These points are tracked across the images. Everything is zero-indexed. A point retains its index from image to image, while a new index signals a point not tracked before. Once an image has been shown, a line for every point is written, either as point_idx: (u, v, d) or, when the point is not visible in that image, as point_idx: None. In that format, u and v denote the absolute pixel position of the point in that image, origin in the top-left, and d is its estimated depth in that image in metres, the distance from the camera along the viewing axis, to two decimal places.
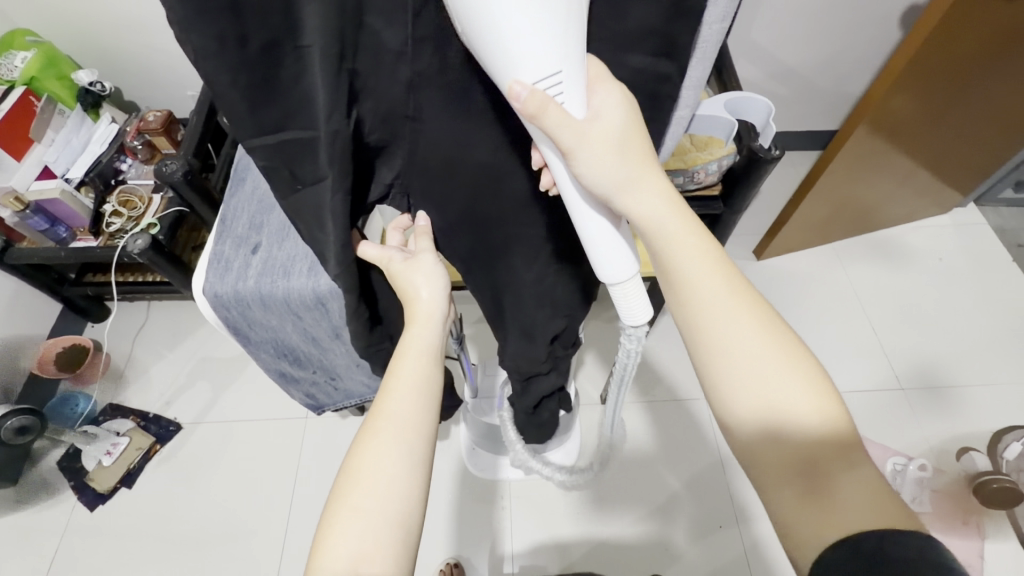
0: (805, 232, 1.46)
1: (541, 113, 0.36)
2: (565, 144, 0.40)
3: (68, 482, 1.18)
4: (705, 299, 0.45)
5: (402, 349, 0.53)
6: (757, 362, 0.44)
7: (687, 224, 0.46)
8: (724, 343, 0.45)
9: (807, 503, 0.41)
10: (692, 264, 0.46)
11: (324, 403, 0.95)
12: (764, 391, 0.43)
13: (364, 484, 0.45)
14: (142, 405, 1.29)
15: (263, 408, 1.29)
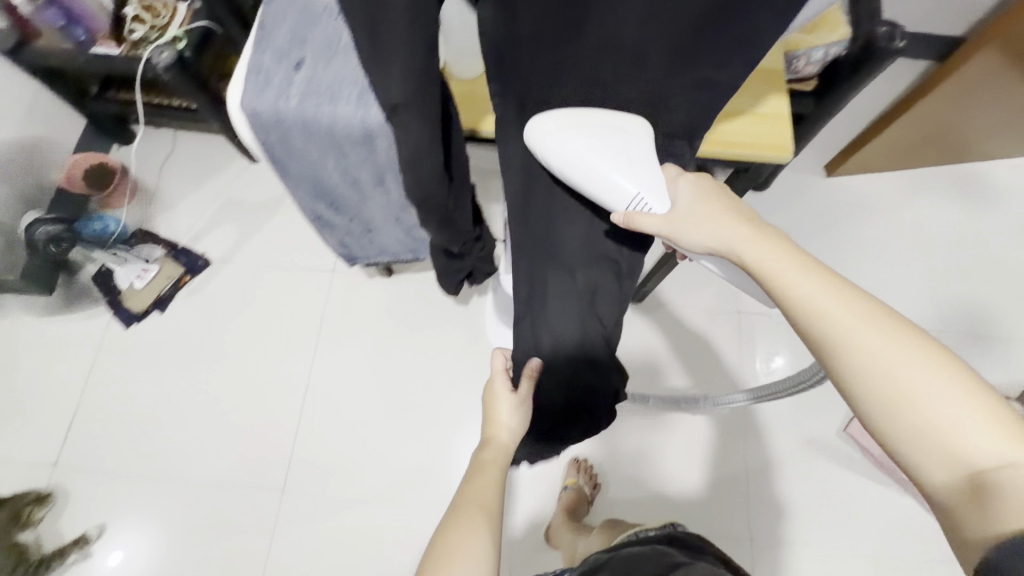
0: (885, 155, 1.32)
1: (636, 217, 0.57)
2: (664, 231, 0.57)
3: (102, 298, 1.21)
4: (824, 308, 0.47)
5: (477, 461, 0.66)
6: (892, 353, 0.44)
7: (778, 240, 0.51)
8: (850, 341, 0.45)
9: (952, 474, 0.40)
10: (790, 272, 0.49)
11: (357, 256, 0.93)
12: (900, 383, 0.43)
13: (454, 566, 0.55)
14: (172, 236, 1.28)
15: (291, 256, 1.27)
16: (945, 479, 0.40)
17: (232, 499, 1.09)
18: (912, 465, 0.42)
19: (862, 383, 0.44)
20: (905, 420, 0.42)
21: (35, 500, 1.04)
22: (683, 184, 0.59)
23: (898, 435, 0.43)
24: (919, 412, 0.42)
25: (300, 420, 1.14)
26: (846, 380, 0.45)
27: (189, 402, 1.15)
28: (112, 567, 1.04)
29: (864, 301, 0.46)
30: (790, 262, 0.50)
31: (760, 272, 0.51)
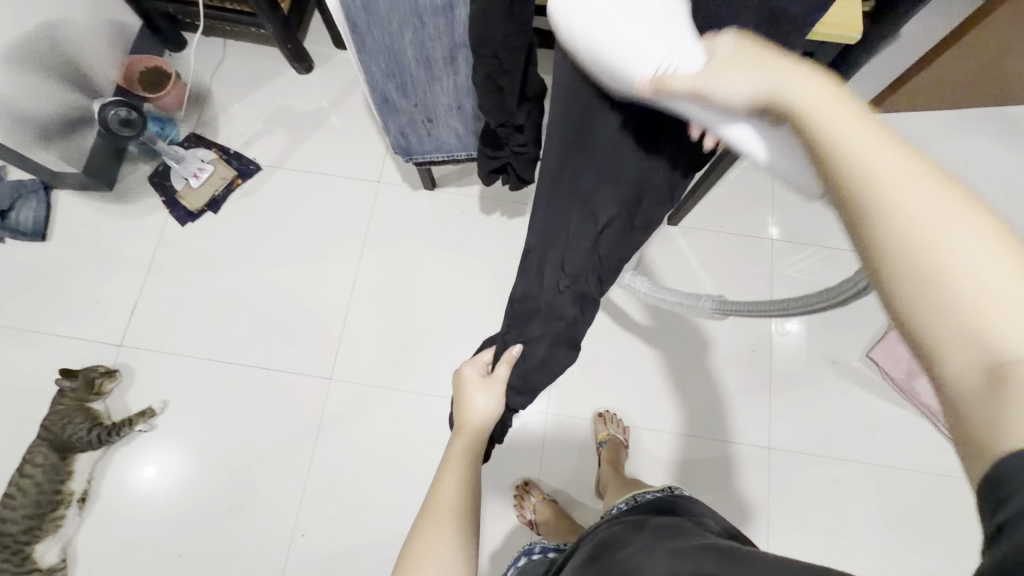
0: (931, 91, 1.30)
1: (663, 82, 0.45)
2: (693, 91, 0.43)
3: (160, 196, 1.27)
4: (858, 151, 0.32)
5: (452, 451, 0.65)
6: (945, 208, 0.29)
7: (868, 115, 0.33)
8: (886, 188, 0.30)
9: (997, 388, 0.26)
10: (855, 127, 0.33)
11: (413, 152, 0.96)
12: (928, 237, 0.29)
13: (426, 558, 0.54)
14: (223, 141, 1.32)
15: (338, 166, 1.31)
16: (963, 374, 0.27)
17: (283, 385, 1.17)
18: (931, 350, 0.28)
19: (891, 242, 0.30)
20: (940, 292, 0.28)
21: (104, 373, 1.12)
22: (726, 39, 0.43)
23: (926, 310, 0.29)
24: (959, 282, 0.28)
25: (346, 318, 1.21)
26: (876, 236, 0.31)
27: (242, 296, 1.22)
28: (176, 436, 1.14)
29: (917, 154, 0.31)
30: (842, 107, 0.34)
31: (802, 119, 0.36)
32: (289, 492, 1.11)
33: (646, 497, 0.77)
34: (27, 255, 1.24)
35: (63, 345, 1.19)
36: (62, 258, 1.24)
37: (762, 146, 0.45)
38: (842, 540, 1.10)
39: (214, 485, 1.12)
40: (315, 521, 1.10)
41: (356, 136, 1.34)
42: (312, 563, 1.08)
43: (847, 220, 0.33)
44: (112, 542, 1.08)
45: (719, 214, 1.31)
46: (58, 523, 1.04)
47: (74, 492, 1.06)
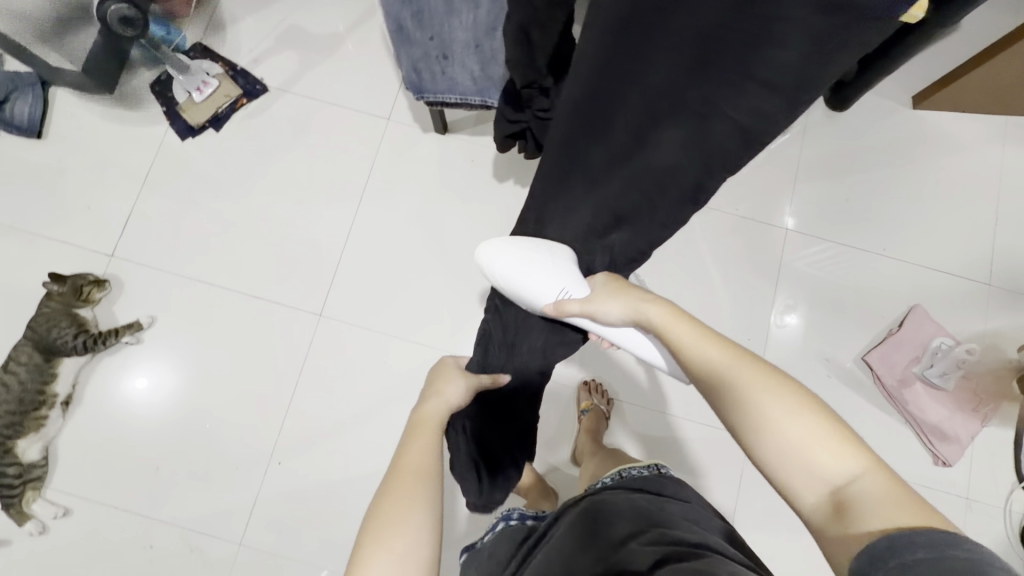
0: (983, 92, 1.21)
1: (567, 308, 0.62)
2: (583, 310, 0.62)
3: (161, 107, 1.22)
4: (705, 358, 0.51)
5: (418, 419, 0.63)
6: (760, 394, 0.47)
7: (702, 329, 0.53)
8: (732, 393, 0.48)
9: (837, 515, 0.41)
10: (690, 339, 0.53)
11: (424, 91, 0.86)
12: (759, 410, 0.46)
13: (398, 528, 0.53)
14: (231, 56, 1.25)
15: (348, 97, 1.25)
16: (813, 500, 0.43)
17: (272, 316, 1.16)
18: (788, 488, 0.45)
19: (737, 422, 0.48)
20: (782, 449, 0.45)
21: (93, 282, 1.11)
22: (603, 275, 0.64)
23: (770, 449, 0.45)
24: (778, 436, 0.45)
25: (341, 256, 1.18)
26: (728, 415, 0.48)
27: (239, 220, 1.19)
28: (161, 353, 1.14)
29: (743, 362, 0.49)
30: (676, 320, 0.55)
31: (661, 331, 0.56)
32: (271, 420, 1.12)
33: (630, 476, 0.77)
34: (21, 151, 1.20)
35: (53, 247, 1.18)
36: (56, 158, 1.21)
37: (658, 354, 0.64)
38: (807, 534, 1.12)
39: (198, 404, 1.13)
40: (293, 451, 1.11)
41: (370, 69, 1.27)
42: (286, 490, 1.10)
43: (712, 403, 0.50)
44: (92, 446, 1.10)
45: (736, 196, 1.26)
46: (41, 422, 1.05)
47: (58, 394, 1.07)
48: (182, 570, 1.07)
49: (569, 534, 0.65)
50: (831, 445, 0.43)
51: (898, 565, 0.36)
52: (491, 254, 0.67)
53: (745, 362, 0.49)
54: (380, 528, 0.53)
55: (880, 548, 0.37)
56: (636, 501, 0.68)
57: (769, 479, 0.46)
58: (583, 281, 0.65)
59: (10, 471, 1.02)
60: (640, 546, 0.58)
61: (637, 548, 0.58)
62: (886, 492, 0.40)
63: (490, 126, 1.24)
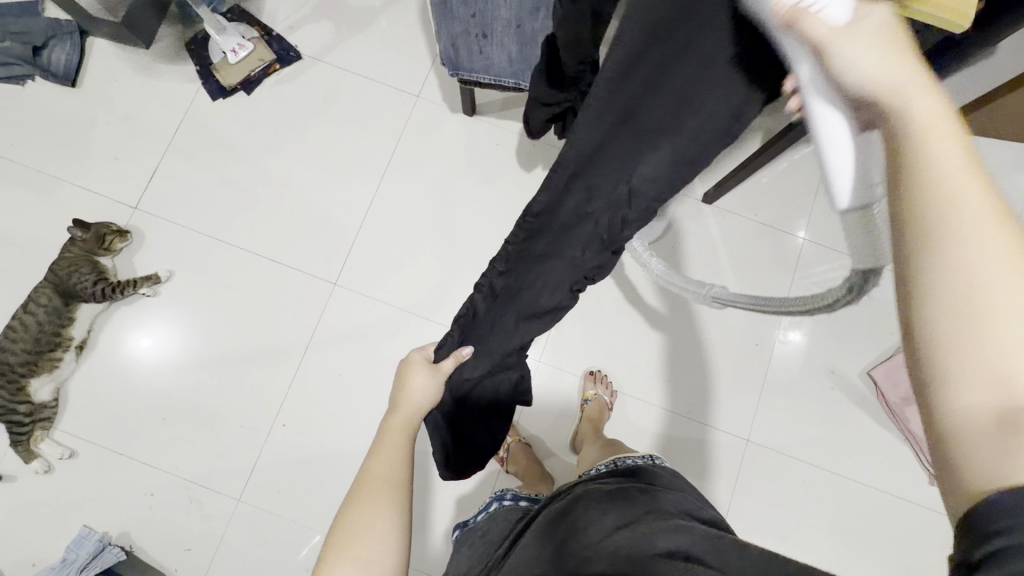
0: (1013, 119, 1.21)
1: (799, 15, 0.34)
2: (812, 48, 0.35)
3: (195, 66, 1.24)
4: (950, 173, 0.28)
5: (387, 427, 0.63)
6: (1009, 266, 0.27)
7: (963, 138, 0.29)
8: (967, 229, 0.28)
9: (1019, 449, 0.26)
10: (943, 141, 0.29)
11: (461, 68, 0.87)
12: (992, 276, 0.27)
13: (361, 535, 0.52)
14: (268, 21, 1.26)
15: (379, 71, 1.26)
16: (971, 407, 0.27)
17: (286, 280, 1.17)
18: (937, 381, 0.28)
19: (938, 277, 0.28)
20: (1006, 340, 0.26)
21: (115, 232, 1.12)
22: (881, 9, 0.34)
23: (967, 335, 0.27)
24: (1001, 333, 0.26)
25: (360, 227, 1.20)
26: (931, 267, 0.28)
27: (263, 184, 1.20)
28: (175, 308, 1.16)
29: (1008, 214, 0.28)
30: (945, 120, 0.30)
31: (897, 123, 0.31)
32: (278, 383, 1.14)
33: (627, 463, 0.75)
34: (55, 97, 1.22)
35: (79, 195, 1.19)
36: (89, 107, 1.22)
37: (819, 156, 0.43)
38: (796, 541, 1.13)
39: (208, 360, 1.14)
40: (298, 414, 1.13)
41: (403, 45, 1.27)
42: (288, 452, 1.12)
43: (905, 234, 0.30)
44: (102, 392, 1.12)
45: (756, 203, 1.26)
46: (54, 364, 1.07)
47: (73, 338, 1.09)
48: (180, 521, 1.09)
49: (558, 519, 0.64)
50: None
51: (1006, 526, 0.25)
52: None
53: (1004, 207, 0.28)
54: (345, 537, 0.52)
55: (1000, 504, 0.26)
56: (628, 487, 0.66)
57: (913, 359, 0.29)
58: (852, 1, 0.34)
59: (21, 409, 1.05)
60: (630, 535, 0.56)
61: (627, 536, 0.56)
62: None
63: (517, 112, 1.25)
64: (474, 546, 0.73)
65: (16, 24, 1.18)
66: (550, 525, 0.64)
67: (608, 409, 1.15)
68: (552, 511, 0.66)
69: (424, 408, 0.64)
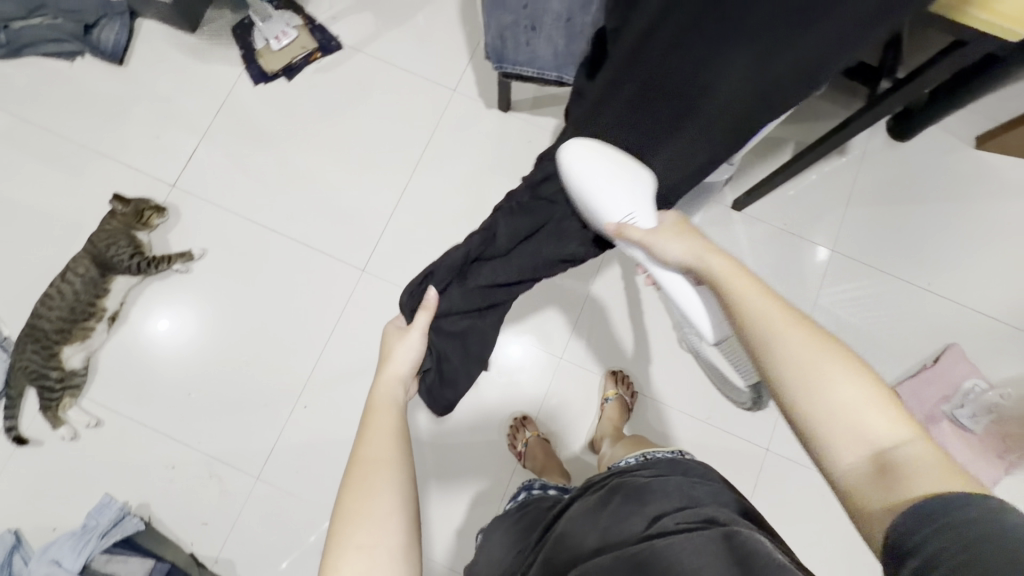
0: None
1: (621, 232, 0.61)
2: (642, 242, 0.61)
3: (239, 50, 1.26)
4: (757, 309, 0.49)
5: (374, 405, 0.61)
6: (809, 349, 0.46)
7: (759, 285, 0.51)
8: (774, 341, 0.47)
9: (875, 479, 0.40)
10: (742, 287, 0.51)
11: (505, 60, 0.90)
12: (807, 362, 0.45)
13: (365, 521, 0.51)
14: (311, 10, 1.29)
15: (417, 64, 1.28)
16: (851, 460, 0.42)
17: (316, 263, 1.19)
18: (826, 448, 0.43)
19: (784, 367, 0.46)
20: (831, 405, 0.43)
21: (154, 208, 1.15)
22: (672, 218, 0.63)
23: (809, 404, 0.44)
24: (824, 393, 0.43)
25: (390, 216, 1.21)
26: (773, 367, 0.46)
27: (298, 168, 1.23)
28: (205, 285, 1.17)
29: (795, 317, 0.48)
30: (736, 273, 0.54)
31: (715, 278, 0.55)
32: (302, 364, 1.15)
33: (656, 457, 0.74)
34: (102, 75, 1.25)
35: (120, 170, 1.22)
36: (134, 86, 1.25)
37: (693, 302, 0.63)
38: (813, 554, 1.12)
39: (235, 338, 1.16)
40: (320, 397, 1.14)
41: (441, 39, 1.29)
42: (308, 433, 1.13)
43: (755, 354, 0.48)
44: (131, 364, 1.14)
45: (785, 211, 1.26)
46: (87, 332, 1.09)
47: (107, 309, 1.11)
48: (199, 495, 1.10)
49: (596, 507, 0.63)
50: (880, 411, 0.42)
51: (914, 542, 0.36)
52: (572, 147, 0.62)
53: (793, 317, 0.48)
54: (346, 524, 0.51)
55: (904, 517, 0.37)
56: (668, 479, 0.64)
57: (795, 430, 0.45)
58: (654, 215, 0.63)
59: (53, 374, 1.07)
60: (673, 524, 0.55)
61: (668, 525, 0.55)
62: (932, 459, 0.39)
63: (551, 109, 1.26)
64: (508, 530, 0.73)
65: None
66: (585, 512, 0.63)
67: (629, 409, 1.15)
68: (589, 499, 0.66)
69: (406, 383, 0.65)
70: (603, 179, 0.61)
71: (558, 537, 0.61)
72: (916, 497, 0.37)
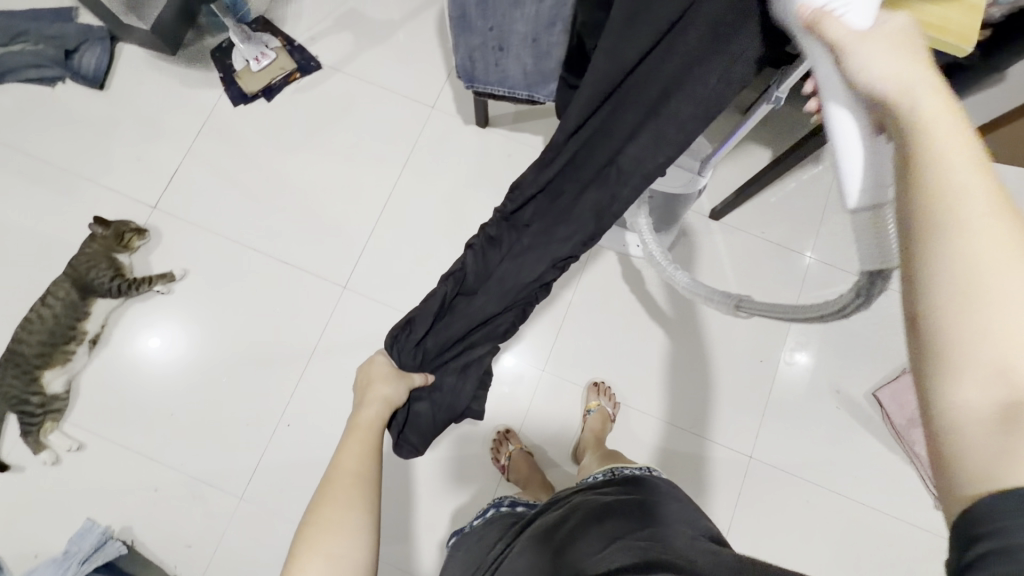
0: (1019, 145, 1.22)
1: (815, 21, 0.41)
2: (833, 47, 0.40)
3: (219, 73, 1.28)
4: (948, 172, 0.31)
5: (356, 426, 0.68)
6: (997, 257, 0.29)
7: (971, 143, 0.32)
8: (965, 221, 0.30)
9: (1006, 438, 0.27)
10: (941, 136, 0.32)
11: (475, 79, 0.92)
12: (988, 267, 0.29)
13: (330, 531, 0.56)
14: (290, 31, 1.30)
15: (396, 82, 1.29)
16: (977, 399, 0.28)
17: (296, 281, 1.20)
18: (944, 377, 0.30)
19: (948, 261, 0.30)
20: (990, 329, 0.28)
21: (134, 230, 1.15)
22: (895, 23, 0.39)
23: (959, 317, 0.29)
24: (995, 314, 0.28)
25: (371, 233, 1.22)
26: (928, 261, 0.31)
27: (279, 186, 1.23)
28: (187, 306, 1.18)
29: (1007, 203, 0.30)
30: (948, 120, 0.33)
31: (907, 121, 0.34)
32: (285, 383, 1.15)
33: (623, 474, 0.76)
34: (82, 99, 1.26)
35: (101, 193, 1.23)
36: (114, 110, 1.26)
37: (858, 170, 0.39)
38: (799, 561, 1.12)
39: (217, 359, 1.16)
40: (303, 415, 1.14)
41: (420, 57, 1.31)
42: (291, 452, 1.13)
43: (908, 238, 0.33)
44: (113, 387, 1.14)
45: (763, 220, 1.28)
46: (68, 356, 1.09)
47: (87, 332, 1.11)
48: (182, 517, 1.10)
49: (555, 528, 0.65)
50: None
51: (998, 520, 0.26)
52: None
53: (998, 203, 0.30)
54: (314, 533, 0.56)
55: (1003, 498, 0.26)
56: (626, 498, 0.66)
57: (917, 339, 0.32)
58: (872, 18, 0.41)
59: (34, 400, 1.07)
60: (625, 543, 0.57)
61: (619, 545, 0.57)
62: None
63: (529, 124, 1.27)
64: (473, 546, 0.75)
65: (50, 30, 1.23)
66: (546, 529, 0.65)
67: (611, 420, 1.15)
68: (551, 517, 0.68)
69: (393, 402, 0.71)
70: None
71: (517, 555, 0.62)
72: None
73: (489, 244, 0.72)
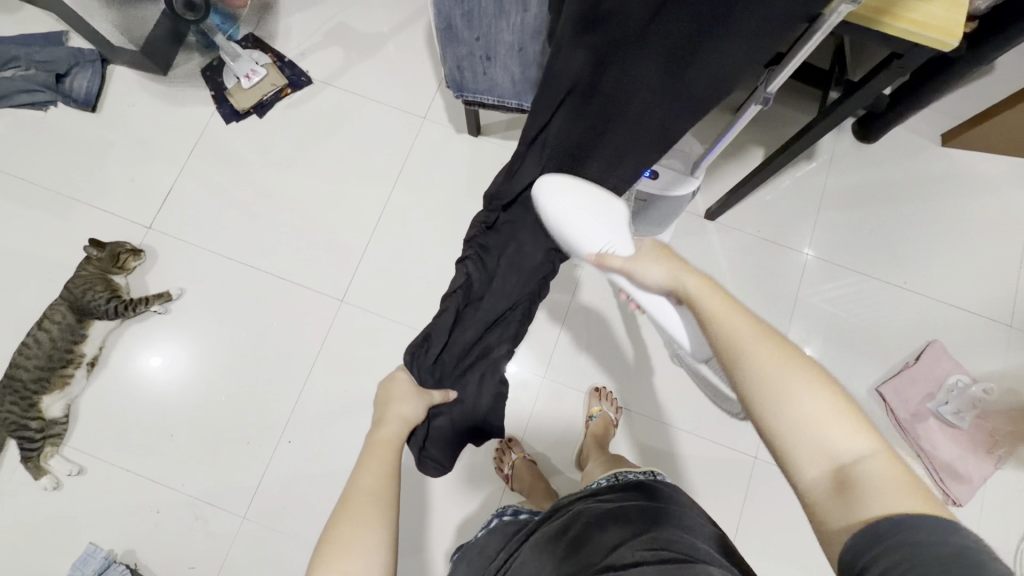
0: (1011, 135, 1.22)
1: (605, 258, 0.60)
2: (624, 267, 0.59)
3: (210, 91, 1.28)
4: (730, 328, 0.47)
5: (373, 441, 0.63)
6: (781, 363, 0.45)
7: (731, 303, 0.49)
8: (750, 362, 0.45)
9: (840, 493, 0.40)
10: (718, 309, 0.49)
11: (464, 89, 0.90)
12: (776, 380, 0.44)
13: (348, 552, 0.51)
14: (280, 48, 1.31)
15: (387, 94, 1.30)
16: (817, 475, 0.42)
17: (293, 296, 1.19)
18: (791, 460, 0.43)
19: (755, 381, 0.45)
20: (797, 417, 0.42)
21: (130, 251, 1.15)
22: (649, 245, 0.59)
23: (776, 413, 0.43)
24: (794, 401, 0.43)
25: (367, 245, 1.22)
26: (744, 382, 0.45)
27: (273, 202, 1.24)
28: (185, 325, 1.18)
29: (772, 335, 0.47)
30: (717, 297, 0.50)
31: (693, 301, 0.51)
32: (284, 399, 1.15)
33: (626, 480, 0.75)
34: (75, 122, 1.27)
35: (96, 215, 1.23)
36: (107, 131, 1.26)
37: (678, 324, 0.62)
38: (809, 561, 1.11)
39: (216, 377, 1.16)
40: (304, 431, 1.13)
41: (409, 69, 1.31)
42: (292, 469, 1.12)
43: (728, 368, 0.47)
44: (112, 409, 1.13)
45: (759, 219, 1.27)
46: (66, 380, 1.09)
47: (85, 355, 1.11)
48: (185, 538, 1.09)
49: (559, 536, 0.63)
50: (845, 423, 0.42)
51: (868, 561, 0.37)
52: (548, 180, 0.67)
53: (766, 337, 0.46)
54: (330, 557, 0.51)
55: (870, 540, 0.37)
56: (630, 505, 0.65)
57: (765, 439, 0.45)
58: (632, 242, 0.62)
59: (33, 425, 1.06)
60: (631, 550, 0.56)
61: (625, 554, 0.55)
62: (894, 477, 0.40)
63: (521, 131, 1.27)
64: (475, 557, 0.74)
65: (41, 54, 1.24)
66: (548, 540, 0.64)
67: (614, 425, 1.15)
68: (552, 526, 0.66)
69: (411, 421, 0.69)
70: (580, 208, 0.65)
71: (521, 567, 0.61)
72: (885, 515, 0.38)
73: (482, 255, 0.76)
